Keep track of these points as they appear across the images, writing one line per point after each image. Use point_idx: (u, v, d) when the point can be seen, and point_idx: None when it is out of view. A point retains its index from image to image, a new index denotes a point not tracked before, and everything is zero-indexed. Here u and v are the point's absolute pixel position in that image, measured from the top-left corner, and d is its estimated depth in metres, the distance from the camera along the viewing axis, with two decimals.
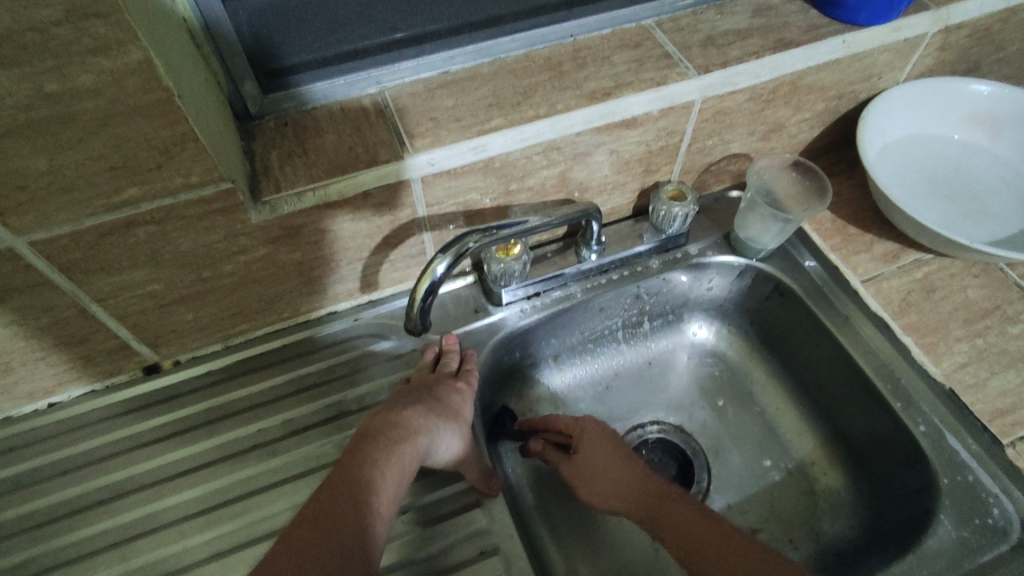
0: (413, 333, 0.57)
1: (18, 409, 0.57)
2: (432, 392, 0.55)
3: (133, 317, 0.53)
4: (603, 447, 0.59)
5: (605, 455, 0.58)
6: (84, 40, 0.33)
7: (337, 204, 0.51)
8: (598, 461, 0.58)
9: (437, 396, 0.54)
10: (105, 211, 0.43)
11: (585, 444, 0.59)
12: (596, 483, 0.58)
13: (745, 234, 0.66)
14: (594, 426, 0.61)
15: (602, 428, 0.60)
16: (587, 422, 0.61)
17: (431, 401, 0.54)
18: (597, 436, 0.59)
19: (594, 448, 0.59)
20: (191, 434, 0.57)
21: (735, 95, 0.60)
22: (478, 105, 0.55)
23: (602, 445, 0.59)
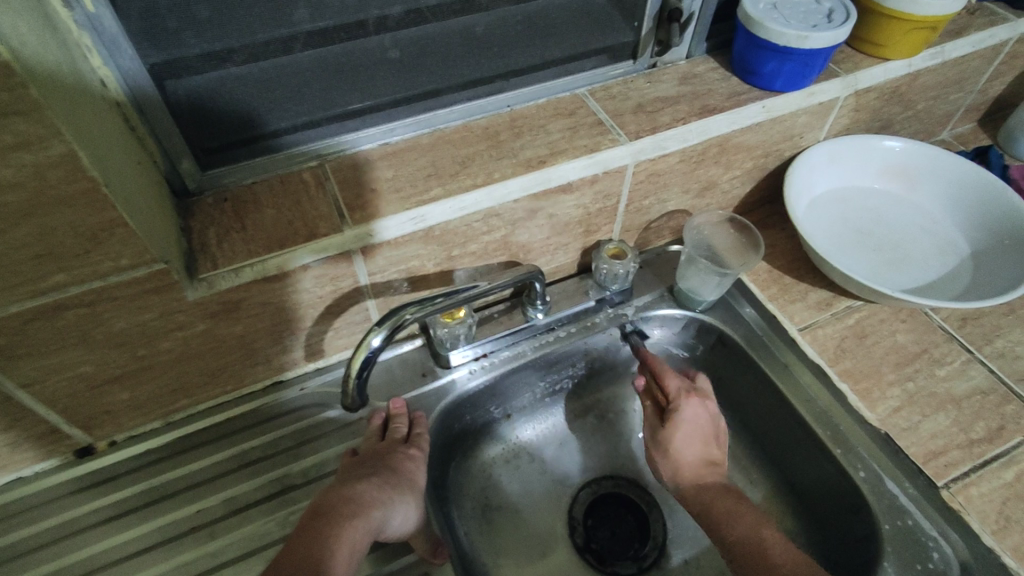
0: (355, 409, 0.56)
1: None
2: (383, 461, 0.54)
3: (62, 400, 0.51)
4: (692, 435, 0.60)
5: (695, 448, 0.60)
6: (4, 138, 0.33)
7: (276, 277, 0.52)
8: (682, 443, 0.60)
9: (389, 465, 0.54)
10: (29, 298, 0.42)
11: (679, 421, 0.60)
12: (683, 444, 0.60)
13: (685, 286, 0.68)
14: (700, 417, 0.61)
15: (706, 419, 0.61)
16: (694, 408, 0.61)
17: (382, 472, 0.53)
18: (693, 423, 0.60)
19: (688, 432, 0.60)
20: (124, 519, 0.54)
21: (667, 158, 0.63)
22: (417, 176, 0.56)
23: (694, 432, 0.60)
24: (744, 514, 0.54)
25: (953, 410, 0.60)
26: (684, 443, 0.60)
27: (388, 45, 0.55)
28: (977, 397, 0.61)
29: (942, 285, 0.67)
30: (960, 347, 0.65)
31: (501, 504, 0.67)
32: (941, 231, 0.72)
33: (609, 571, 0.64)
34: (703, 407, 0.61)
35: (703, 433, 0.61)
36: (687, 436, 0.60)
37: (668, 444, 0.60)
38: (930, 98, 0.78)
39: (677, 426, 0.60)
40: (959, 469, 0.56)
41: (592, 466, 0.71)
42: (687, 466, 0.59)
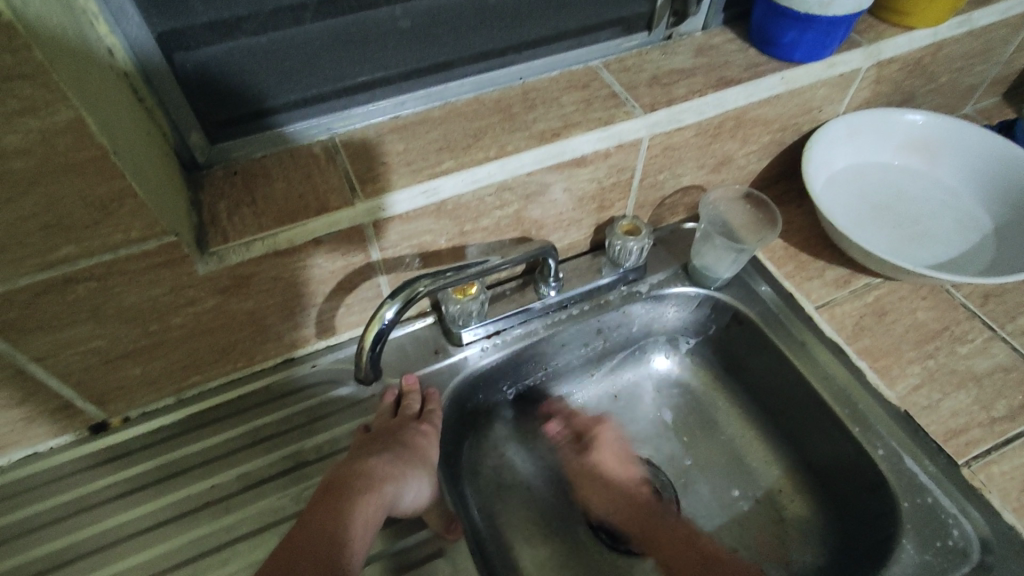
0: (366, 383, 0.55)
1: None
2: (395, 436, 0.54)
3: (75, 376, 0.51)
4: (609, 451, 0.67)
5: (614, 466, 0.67)
6: (10, 102, 0.33)
7: (288, 252, 0.51)
8: (611, 463, 0.67)
9: (400, 439, 0.53)
10: (40, 270, 0.41)
11: (600, 442, 0.68)
12: (598, 489, 0.66)
13: (700, 263, 0.67)
14: (614, 437, 0.69)
15: (608, 439, 0.68)
16: (605, 429, 0.69)
17: (393, 447, 0.53)
18: (605, 440, 0.68)
19: (605, 455, 0.67)
20: (139, 494, 0.54)
21: (682, 131, 0.62)
22: (428, 149, 0.55)
23: (612, 451, 0.68)
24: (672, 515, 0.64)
25: (974, 387, 0.59)
26: (593, 476, 0.66)
27: (399, 16, 0.54)
28: (998, 375, 0.59)
29: (965, 261, 0.65)
30: (982, 324, 0.63)
31: (512, 482, 0.66)
32: (964, 207, 0.70)
33: (623, 550, 0.63)
34: (608, 432, 0.69)
35: (621, 454, 0.68)
36: (607, 458, 0.67)
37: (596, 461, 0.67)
38: (954, 71, 0.76)
39: (596, 457, 0.67)
40: (980, 447, 0.55)
41: None
42: (622, 485, 0.66)
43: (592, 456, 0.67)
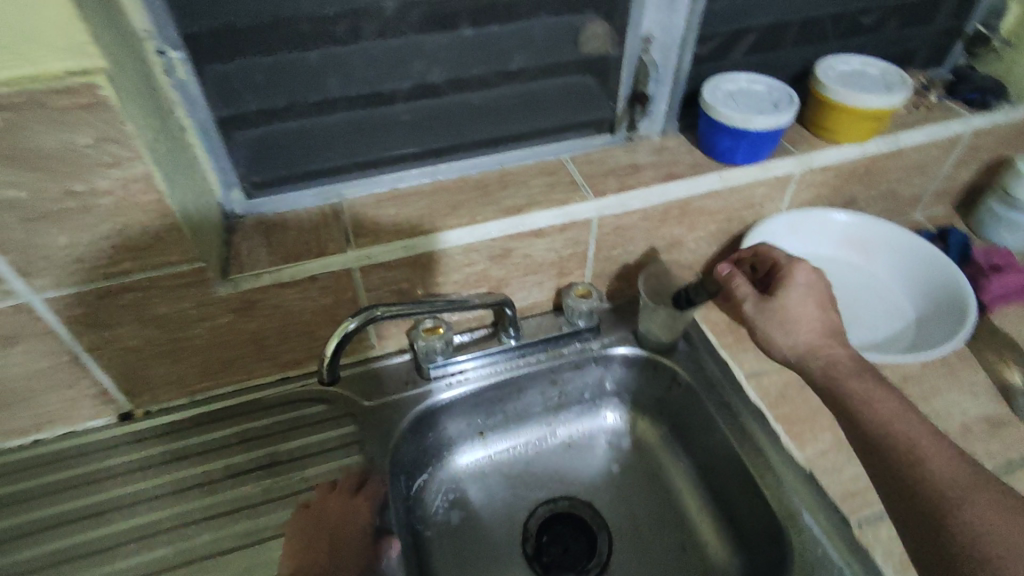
0: (324, 383, 0.61)
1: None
2: (329, 528, 0.61)
3: (113, 368, 0.64)
4: (806, 304, 0.66)
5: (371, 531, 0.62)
6: (106, 158, 0.49)
7: (290, 284, 0.65)
8: (801, 316, 0.65)
9: (337, 528, 0.61)
10: (103, 277, 0.56)
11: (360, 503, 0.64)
12: None
13: (642, 328, 0.77)
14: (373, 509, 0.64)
15: (814, 282, 0.67)
16: (807, 276, 0.67)
17: (331, 541, 0.60)
18: (801, 296, 0.66)
19: (803, 310, 0.65)
20: (146, 472, 0.66)
21: (630, 215, 0.74)
22: (414, 214, 0.69)
23: (812, 309, 0.65)
24: (939, 446, 0.53)
25: None
26: None
27: (401, 111, 0.69)
28: None
29: (887, 345, 0.73)
30: None
31: (461, 508, 0.75)
32: (893, 298, 0.78)
33: None
34: (816, 277, 0.67)
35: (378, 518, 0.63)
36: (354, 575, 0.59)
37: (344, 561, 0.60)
38: (892, 181, 0.86)
39: None
40: (871, 509, 0.61)
41: (551, 486, 0.78)
42: None
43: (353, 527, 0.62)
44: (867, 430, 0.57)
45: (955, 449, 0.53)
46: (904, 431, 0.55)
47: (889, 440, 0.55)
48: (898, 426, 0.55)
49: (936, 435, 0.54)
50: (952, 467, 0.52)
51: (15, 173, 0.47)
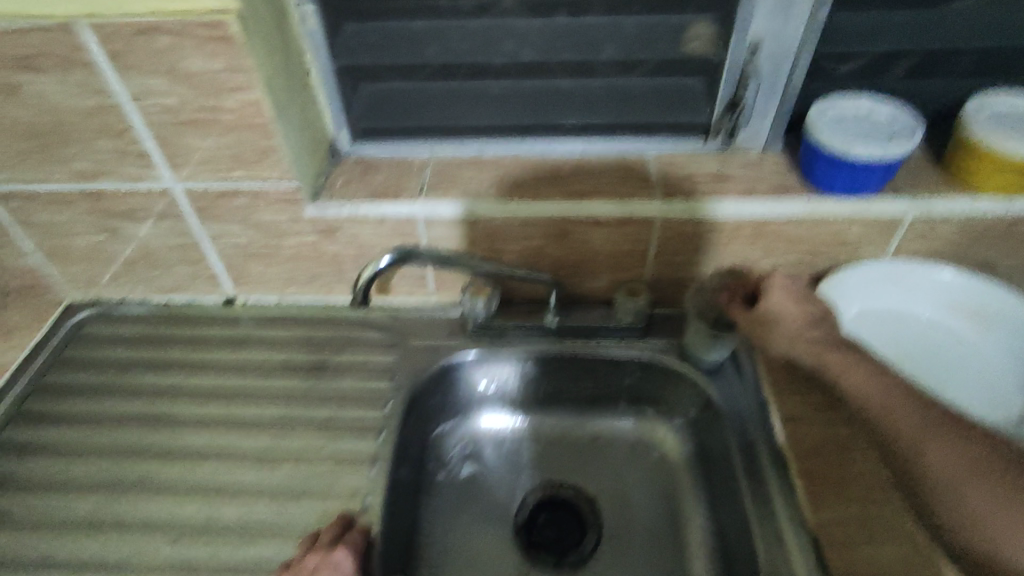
0: (357, 306, 0.69)
1: (139, 298, 0.84)
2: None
3: (226, 258, 0.78)
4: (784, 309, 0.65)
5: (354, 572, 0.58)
6: (232, 83, 0.61)
7: (364, 219, 0.74)
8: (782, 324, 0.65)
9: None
10: (223, 180, 0.70)
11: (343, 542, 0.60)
12: None
13: (686, 343, 0.75)
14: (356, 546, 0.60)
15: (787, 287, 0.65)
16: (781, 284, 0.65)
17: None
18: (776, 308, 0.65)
19: (779, 325, 0.65)
20: (229, 347, 0.80)
21: (696, 223, 0.72)
22: (486, 182, 0.74)
23: (786, 314, 0.65)
24: (875, 376, 0.60)
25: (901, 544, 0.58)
26: None
27: (494, 86, 0.75)
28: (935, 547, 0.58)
29: None
30: None
31: (474, 461, 0.81)
32: (997, 387, 0.68)
33: (531, 555, 0.73)
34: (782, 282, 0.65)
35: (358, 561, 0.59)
36: None
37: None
38: None
39: None
40: None
41: (562, 471, 0.80)
42: None
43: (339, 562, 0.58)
44: (879, 432, 0.58)
45: (938, 415, 0.56)
46: (863, 398, 0.59)
47: (857, 405, 0.60)
48: (899, 418, 0.57)
49: (915, 408, 0.56)
50: (953, 451, 0.53)
51: (172, 83, 0.61)
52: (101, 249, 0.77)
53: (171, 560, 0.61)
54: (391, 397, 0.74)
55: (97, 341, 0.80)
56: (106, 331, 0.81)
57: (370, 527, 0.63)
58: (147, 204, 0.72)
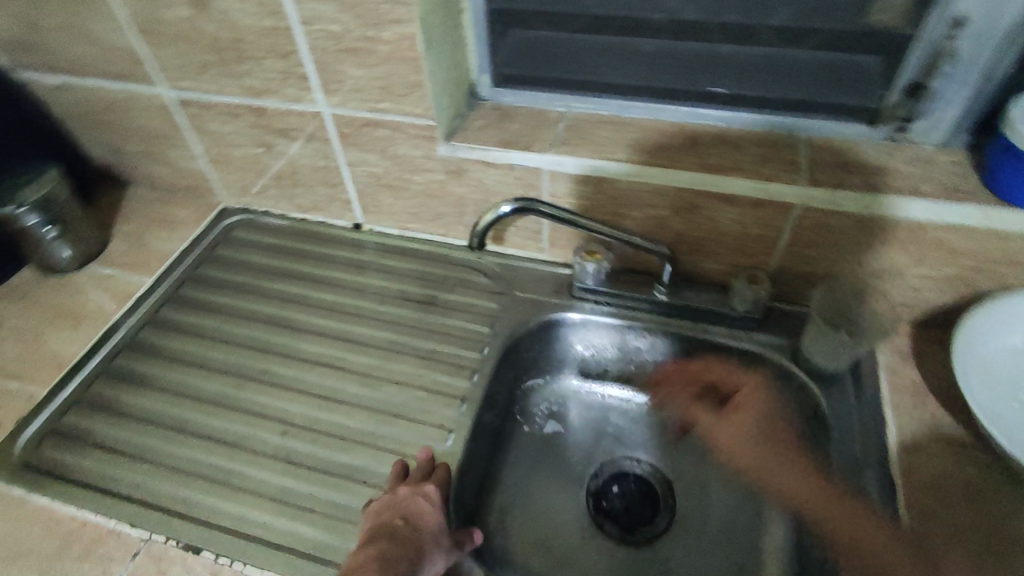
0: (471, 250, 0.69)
1: (282, 212, 0.92)
2: (403, 511, 0.57)
3: (360, 185, 0.83)
4: (756, 419, 0.69)
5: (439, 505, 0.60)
6: (392, 15, 0.63)
7: (491, 165, 0.74)
8: (750, 424, 0.69)
9: (414, 511, 0.57)
10: (369, 110, 0.73)
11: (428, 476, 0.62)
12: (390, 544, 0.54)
13: (804, 345, 0.70)
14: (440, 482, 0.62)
15: (756, 395, 0.70)
16: (756, 390, 0.71)
17: (406, 522, 0.56)
18: (759, 405, 0.70)
19: (753, 418, 0.69)
20: (351, 269, 0.86)
21: (841, 217, 0.65)
22: (618, 141, 0.72)
23: (762, 420, 0.69)
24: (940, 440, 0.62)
25: None
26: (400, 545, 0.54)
27: (647, 44, 0.75)
28: None
29: None
30: None
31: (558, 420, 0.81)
32: None
33: (598, 521, 0.73)
34: (759, 390, 0.71)
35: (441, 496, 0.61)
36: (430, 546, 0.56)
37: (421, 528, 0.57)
38: None
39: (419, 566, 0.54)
40: None
41: (644, 448, 0.79)
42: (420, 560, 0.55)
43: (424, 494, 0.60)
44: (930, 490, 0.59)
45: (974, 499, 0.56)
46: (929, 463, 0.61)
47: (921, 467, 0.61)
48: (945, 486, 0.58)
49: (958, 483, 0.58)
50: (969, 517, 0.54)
51: (338, 10, 0.65)
52: (257, 160, 0.85)
53: (279, 449, 0.66)
54: (489, 341, 0.76)
55: (243, 243, 0.90)
56: (251, 237, 0.90)
57: (454, 459, 0.66)
58: (301, 123, 0.77)
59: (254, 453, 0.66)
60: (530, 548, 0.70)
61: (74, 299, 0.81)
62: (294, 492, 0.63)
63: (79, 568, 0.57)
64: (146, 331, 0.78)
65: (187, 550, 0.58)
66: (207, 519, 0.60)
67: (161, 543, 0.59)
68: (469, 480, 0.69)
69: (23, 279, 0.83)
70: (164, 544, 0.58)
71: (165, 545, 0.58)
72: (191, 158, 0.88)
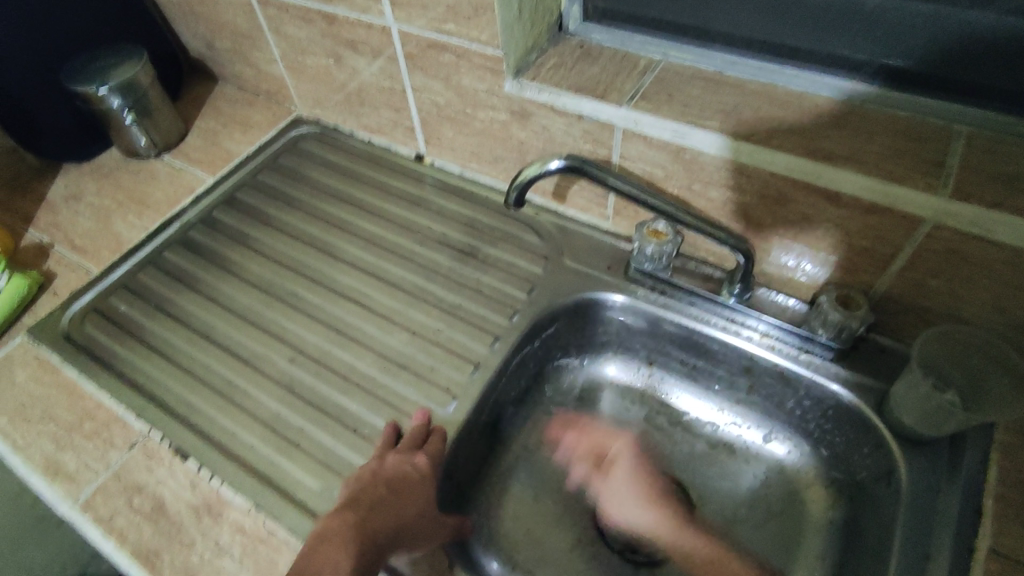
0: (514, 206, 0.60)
1: (351, 130, 0.89)
2: (387, 480, 0.53)
3: (423, 113, 0.77)
4: (637, 481, 0.67)
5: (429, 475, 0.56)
6: None
7: (559, 112, 0.65)
8: (637, 489, 0.66)
9: (399, 481, 0.54)
10: (435, 31, 0.66)
11: (421, 443, 0.58)
12: (368, 514, 0.50)
13: (894, 396, 0.56)
14: (435, 449, 0.58)
15: (636, 460, 0.69)
16: (632, 454, 0.69)
17: (389, 490, 0.53)
18: (637, 470, 0.68)
19: (631, 479, 0.67)
20: (403, 202, 0.81)
21: (985, 246, 0.50)
22: (711, 104, 0.59)
23: (644, 483, 0.67)
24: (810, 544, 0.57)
25: None
26: (378, 512, 0.51)
27: None
28: None
29: None
30: None
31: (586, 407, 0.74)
32: None
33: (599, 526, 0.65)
34: (639, 451, 0.70)
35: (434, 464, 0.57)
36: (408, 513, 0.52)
37: (403, 493, 0.53)
38: None
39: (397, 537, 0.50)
40: None
41: (674, 460, 0.70)
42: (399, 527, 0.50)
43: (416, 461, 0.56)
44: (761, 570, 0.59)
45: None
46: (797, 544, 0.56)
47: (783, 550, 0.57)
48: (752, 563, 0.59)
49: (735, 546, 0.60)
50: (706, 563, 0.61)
51: None
52: (329, 73, 0.81)
53: (284, 375, 0.65)
54: (521, 308, 0.69)
55: (308, 156, 0.88)
56: (317, 150, 0.89)
57: (451, 427, 0.61)
58: (369, 38, 0.72)
59: (261, 373, 0.65)
60: (519, 532, 0.65)
61: (146, 187, 0.84)
62: (286, 422, 0.61)
63: (85, 444, 0.60)
64: (197, 229, 0.79)
65: (177, 453, 0.59)
66: (202, 428, 0.61)
67: (157, 441, 0.60)
68: (470, 450, 0.65)
69: (111, 160, 0.88)
70: (159, 442, 0.60)
71: (159, 443, 0.60)
72: (271, 62, 0.87)
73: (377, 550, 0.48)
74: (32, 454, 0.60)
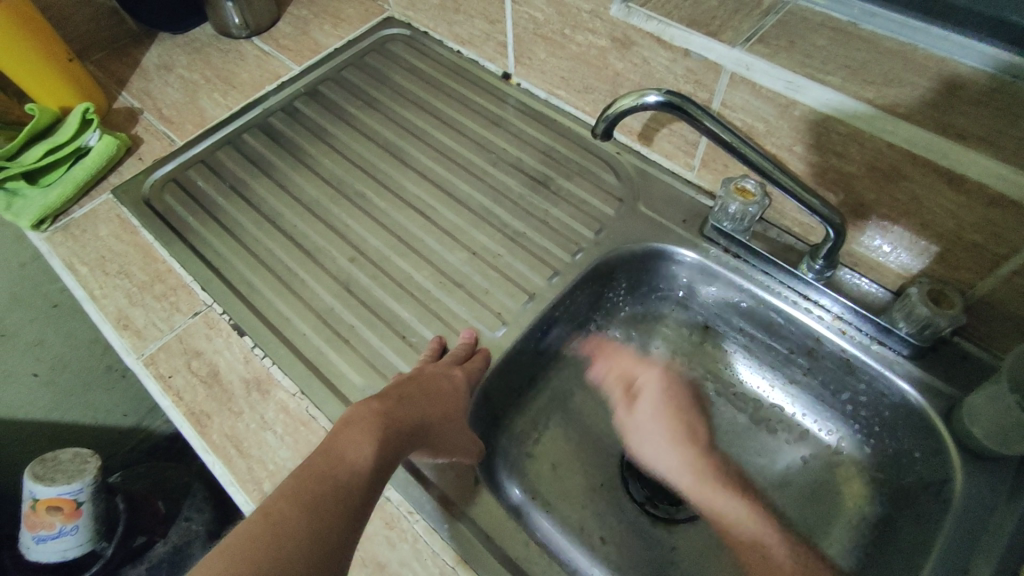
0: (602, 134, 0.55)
1: (442, 38, 0.87)
2: (423, 383, 0.54)
3: (519, 28, 0.73)
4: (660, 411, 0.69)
5: (461, 392, 0.55)
6: None
7: (664, 45, 0.60)
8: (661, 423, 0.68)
9: (435, 387, 0.54)
10: None
11: (462, 360, 0.58)
12: (399, 409, 0.49)
13: (967, 407, 0.52)
14: (476, 370, 0.58)
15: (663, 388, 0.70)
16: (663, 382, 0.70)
17: (424, 393, 0.52)
18: (661, 398, 0.70)
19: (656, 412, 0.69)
20: (482, 120, 0.79)
21: None
22: (836, 57, 0.53)
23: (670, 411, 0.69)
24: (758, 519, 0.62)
25: None
26: (408, 409, 0.50)
27: None
28: None
29: None
30: None
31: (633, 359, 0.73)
32: None
33: (623, 476, 0.65)
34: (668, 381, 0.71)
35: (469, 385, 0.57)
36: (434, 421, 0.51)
37: (436, 400, 0.53)
38: None
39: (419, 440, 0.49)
40: None
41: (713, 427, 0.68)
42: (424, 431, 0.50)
43: (451, 375, 0.56)
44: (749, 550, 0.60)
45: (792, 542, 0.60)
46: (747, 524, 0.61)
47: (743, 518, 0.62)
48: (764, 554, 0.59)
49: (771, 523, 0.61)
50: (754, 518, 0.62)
51: None
52: None
53: (343, 272, 0.66)
54: (586, 247, 0.67)
55: (395, 58, 0.86)
56: (404, 54, 0.87)
57: (496, 351, 0.61)
58: None
59: (321, 267, 0.66)
60: (545, 464, 0.65)
61: (234, 67, 0.85)
62: (339, 318, 0.63)
63: (155, 304, 0.64)
64: (277, 116, 0.80)
65: (235, 328, 0.62)
66: (260, 308, 0.63)
67: (219, 313, 0.63)
68: (510, 378, 0.65)
69: (204, 35, 0.89)
70: (220, 315, 0.63)
71: (220, 315, 0.63)
72: None
73: (400, 447, 0.47)
74: (107, 304, 0.64)
